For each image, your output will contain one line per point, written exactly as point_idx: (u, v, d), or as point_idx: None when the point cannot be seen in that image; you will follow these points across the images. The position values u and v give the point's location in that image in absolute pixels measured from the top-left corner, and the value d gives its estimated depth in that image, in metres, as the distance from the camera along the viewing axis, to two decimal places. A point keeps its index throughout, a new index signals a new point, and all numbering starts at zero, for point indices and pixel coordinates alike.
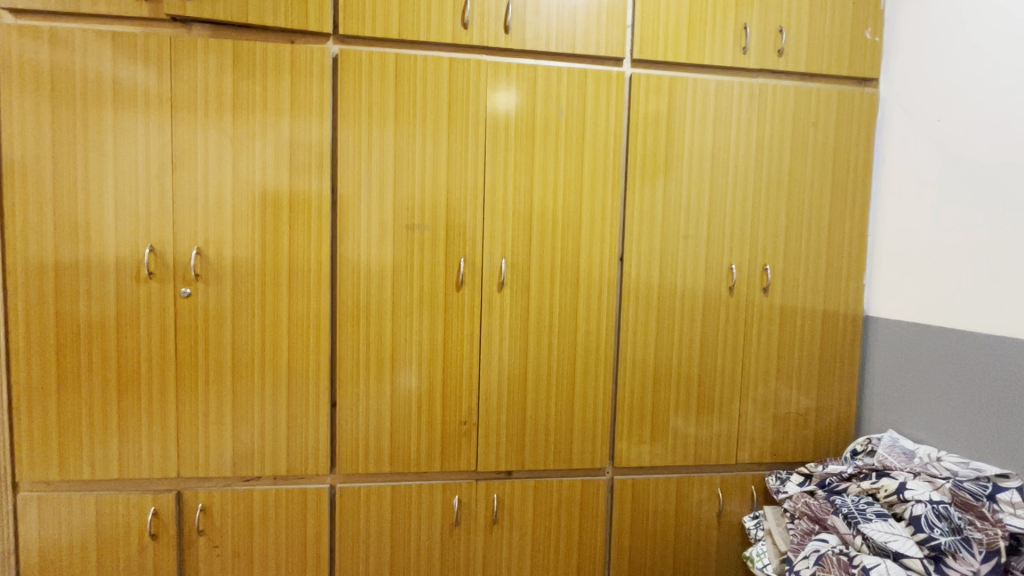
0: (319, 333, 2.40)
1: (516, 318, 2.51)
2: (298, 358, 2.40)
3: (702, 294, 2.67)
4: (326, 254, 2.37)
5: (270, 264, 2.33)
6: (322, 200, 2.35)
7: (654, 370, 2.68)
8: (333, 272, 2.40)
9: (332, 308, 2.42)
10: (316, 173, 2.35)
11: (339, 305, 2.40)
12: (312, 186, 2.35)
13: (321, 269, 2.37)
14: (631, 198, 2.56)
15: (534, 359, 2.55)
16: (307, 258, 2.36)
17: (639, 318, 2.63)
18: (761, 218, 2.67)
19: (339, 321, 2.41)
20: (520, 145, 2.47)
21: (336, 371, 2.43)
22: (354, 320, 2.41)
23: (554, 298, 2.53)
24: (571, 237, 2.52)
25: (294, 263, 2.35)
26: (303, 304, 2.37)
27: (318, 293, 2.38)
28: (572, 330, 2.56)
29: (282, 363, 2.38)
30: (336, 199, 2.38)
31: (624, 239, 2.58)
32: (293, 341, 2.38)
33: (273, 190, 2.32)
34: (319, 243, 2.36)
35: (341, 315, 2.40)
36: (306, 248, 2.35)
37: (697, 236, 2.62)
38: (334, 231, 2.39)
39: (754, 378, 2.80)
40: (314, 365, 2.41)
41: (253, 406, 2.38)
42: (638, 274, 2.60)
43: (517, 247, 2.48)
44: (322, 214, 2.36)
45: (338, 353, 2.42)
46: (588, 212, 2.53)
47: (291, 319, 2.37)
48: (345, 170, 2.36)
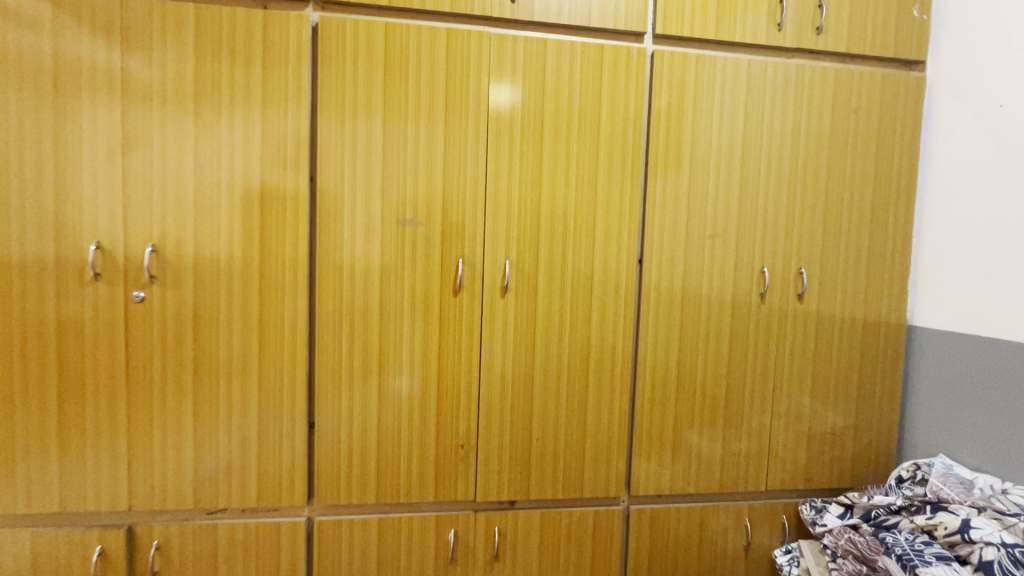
0: (296, 344, 2.09)
1: (522, 328, 2.21)
2: (272, 373, 2.08)
3: (730, 301, 2.38)
4: (305, 254, 2.06)
5: (239, 265, 2.02)
6: (299, 191, 2.04)
7: (676, 387, 2.39)
8: (313, 274, 2.09)
9: (311, 315, 2.11)
10: (292, 159, 2.04)
11: (318, 312, 2.09)
12: (288, 174, 2.04)
13: (299, 271, 2.06)
14: (652, 192, 2.26)
15: (542, 374, 2.25)
16: (282, 258, 2.05)
17: (659, 328, 2.33)
18: (796, 216, 2.38)
19: (319, 331, 2.09)
20: (527, 130, 2.17)
21: (316, 387, 2.12)
22: (337, 329, 2.10)
23: (566, 306, 2.23)
24: (585, 236, 2.22)
25: (267, 263, 2.04)
26: (277, 311, 2.06)
27: (294, 298, 2.07)
28: (584, 342, 2.26)
29: (252, 378, 2.07)
30: (316, 191, 2.08)
31: (644, 238, 2.29)
32: (265, 354, 2.07)
33: (242, 179, 2.01)
34: (297, 241, 2.05)
35: (321, 324, 2.09)
36: (281, 247, 2.04)
37: (725, 235, 2.33)
38: (313, 227, 2.09)
39: (785, 395, 2.51)
40: (290, 382, 2.10)
41: (218, 428, 2.07)
42: (659, 279, 2.30)
43: (523, 247, 2.18)
44: (300, 208, 2.05)
45: (317, 368, 2.11)
46: (604, 207, 2.23)
47: (263, 328, 2.06)
48: (327, 156, 2.06)
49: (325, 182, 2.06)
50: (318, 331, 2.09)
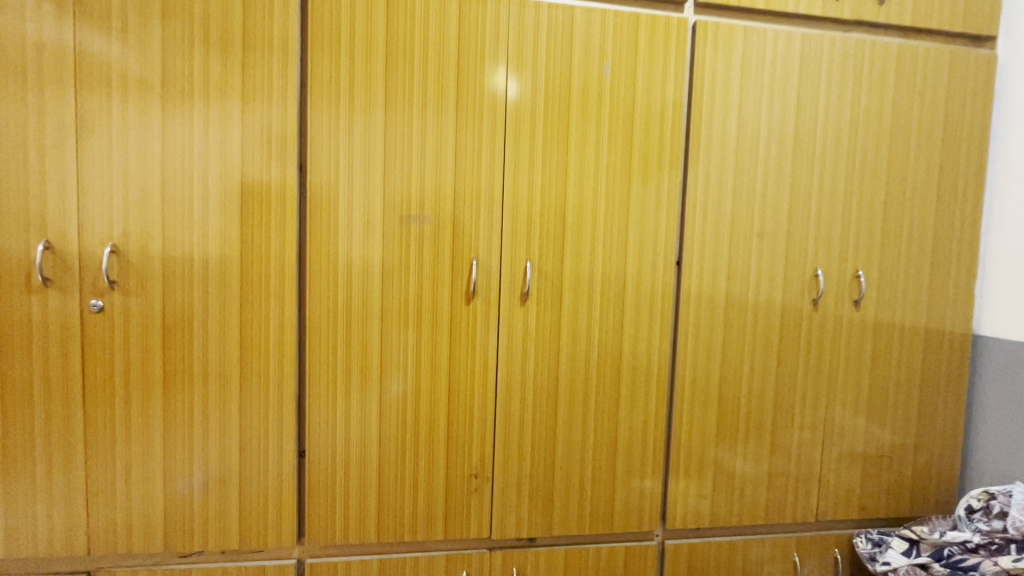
0: (283, 359, 1.79)
1: (544, 340, 1.92)
2: (254, 393, 1.79)
3: (779, 308, 2.10)
4: (294, 254, 1.77)
5: (215, 267, 1.73)
6: (287, 180, 1.75)
7: (717, 406, 2.11)
8: (302, 278, 1.80)
9: (301, 325, 1.81)
10: (278, 144, 1.74)
11: (309, 321, 1.79)
12: (273, 161, 1.74)
13: (286, 273, 1.77)
14: (693, 184, 1.98)
15: (567, 392, 1.96)
16: (266, 260, 1.75)
17: (699, 339, 2.05)
18: (853, 212, 2.10)
19: (309, 344, 1.80)
20: (551, 112, 1.88)
21: (306, 409, 1.83)
22: (330, 342, 1.81)
23: (595, 314, 1.94)
24: (617, 234, 1.94)
25: (249, 265, 1.74)
26: (260, 321, 1.77)
27: (281, 306, 1.77)
28: (616, 355, 1.98)
29: (232, 399, 1.78)
30: (306, 182, 1.78)
31: (683, 236, 2.00)
32: (248, 371, 1.78)
33: (219, 168, 1.71)
34: (284, 240, 1.76)
35: (312, 336, 1.80)
36: (264, 247, 1.75)
37: (775, 233, 2.05)
38: (303, 224, 1.79)
39: (837, 413, 2.24)
40: (276, 403, 1.80)
41: (192, 457, 1.77)
42: (700, 283, 2.02)
43: (546, 246, 1.89)
44: (287, 200, 1.75)
45: (309, 387, 1.82)
46: (639, 201, 1.95)
47: (244, 341, 1.77)
48: (319, 140, 1.76)
49: (316, 170, 1.76)
50: (309, 343, 1.80)
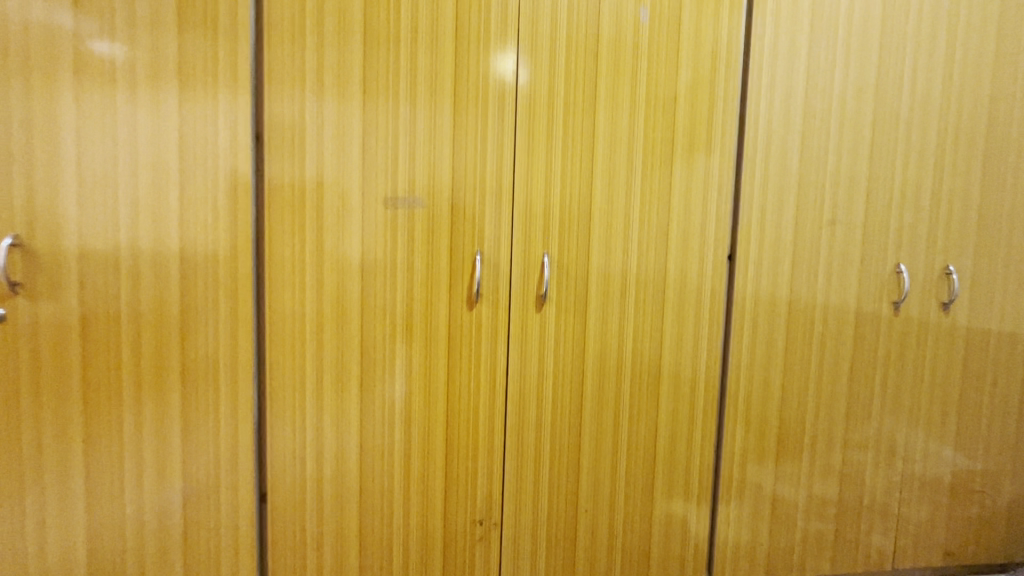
0: (237, 383, 1.40)
1: (567, 355, 1.55)
2: (199, 427, 1.38)
3: (852, 312, 1.71)
4: (248, 247, 1.37)
5: (145, 264, 1.33)
6: (238, 151, 1.36)
7: (775, 431, 1.73)
8: (259, 278, 1.40)
9: (260, 338, 1.42)
10: (226, 104, 1.35)
11: (270, 333, 1.41)
12: (219, 126, 1.35)
13: (239, 271, 1.37)
14: (748, 160, 1.61)
15: (594, 418, 1.59)
16: (211, 254, 1.35)
17: (756, 352, 1.67)
18: (943, 194, 1.72)
19: (270, 362, 1.42)
20: (576, 68, 1.49)
21: (268, 445, 1.44)
22: (298, 359, 1.43)
23: (629, 322, 1.56)
24: (657, 221, 1.55)
25: (189, 261, 1.34)
26: (205, 333, 1.37)
27: (233, 314, 1.37)
28: (654, 372, 1.60)
29: (170, 436, 1.37)
30: (263, 155, 1.39)
31: (738, 224, 1.62)
32: (191, 396, 1.37)
33: (150, 135, 1.32)
34: (236, 228, 1.36)
35: (275, 352, 1.42)
36: (210, 237, 1.35)
37: (849, 221, 1.67)
38: (260, 207, 1.39)
39: (918, 439, 1.85)
40: (229, 439, 1.40)
41: (118, 512, 1.36)
42: (757, 282, 1.64)
43: (569, 237, 1.51)
44: (239, 177, 1.36)
45: (271, 415, 1.43)
46: (683, 179, 1.57)
47: (186, 361, 1.36)
48: (281, 101, 1.38)
49: (278, 140, 1.38)
50: (270, 361, 1.42)
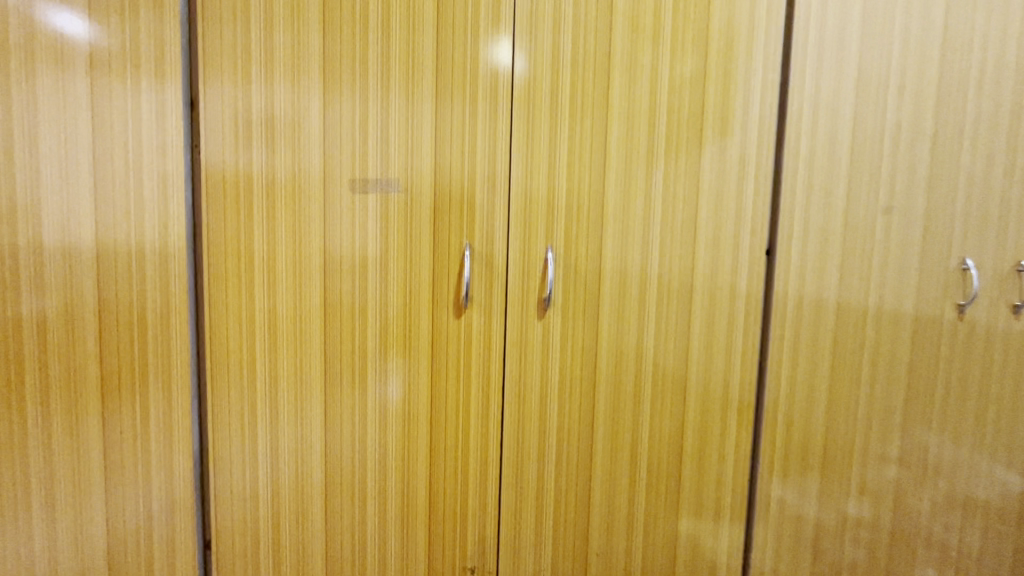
0: (171, 408, 1.14)
1: (575, 370, 1.29)
2: (127, 462, 1.13)
3: (910, 316, 1.46)
4: (181, 242, 1.10)
5: (50, 262, 1.05)
6: (168, 123, 1.09)
7: (820, 457, 1.47)
8: (196, 280, 1.14)
9: (199, 353, 1.16)
10: (151, 64, 1.08)
11: (211, 347, 1.15)
12: (143, 92, 1.07)
13: (171, 272, 1.11)
14: (790, 136, 1.35)
15: (608, 444, 1.33)
16: (135, 251, 1.08)
17: (798, 364, 1.41)
18: (1014, 178, 1.46)
19: (212, 381, 1.16)
20: (586, 24, 1.23)
21: (210, 481, 1.19)
22: (246, 377, 1.18)
23: (650, 329, 1.31)
24: (684, 209, 1.29)
25: (107, 259, 1.07)
26: (131, 348, 1.10)
27: (165, 324, 1.12)
28: (679, 390, 1.34)
29: (89, 472, 1.11)
30: (198, 127, 1.12)
31: (778, 213, 1.36)
32: (113, 425, 1.11)
33: (53, 98, 1.04)
34: (165, 218, 1.09)
35: (217, 369, 1.16)
36: (131, 230, 1.08)
37: (907, 209, 1.42)
38: (195, 193, 1.12)
39: (982, 463, 1.59)
40: (161, 476, 1.15)
41: (26, 570, 1.11)
42: (800, 281, 1.38)
43: (578, 227, 1.25)
44: (168, 154, 1.09)
45: (215, 447, 1.18)
46: (715, 159, 1.31)
47: (106, 383, 1.10)
48: (221, 63, 1.12)
49: (217, 110, 1.12)
50: (211, 381, 1.16)
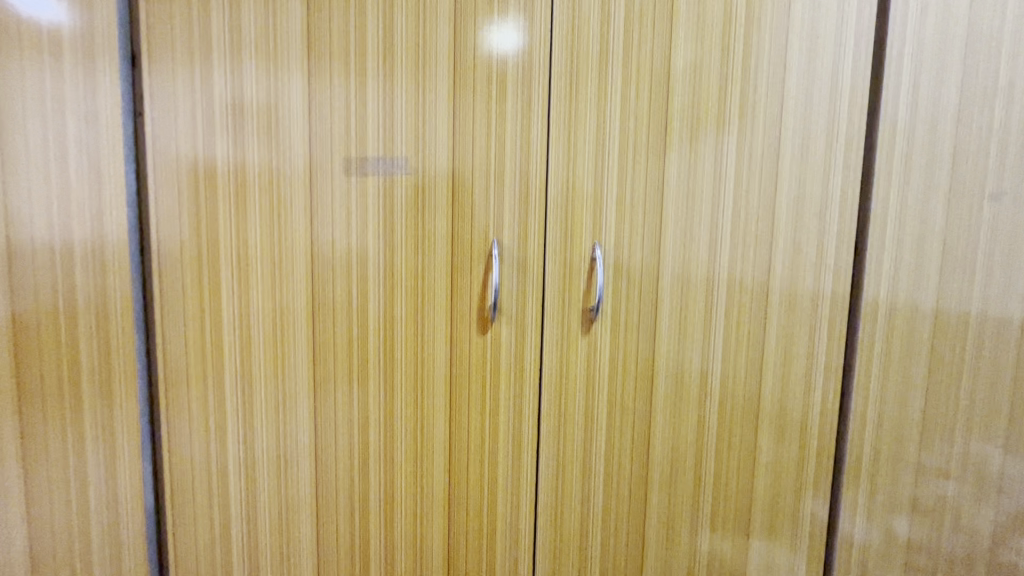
0: (117, 457, 0.88)
1: (625, 395, 1.05)
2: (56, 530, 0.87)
3: (1017, 322, 1.22)
4: (122, 240, 0.84)
5: None
6: (99, 81, 0.81)
7: (911, 492, 1.23)
8: (142, 289, 0.87)
9: (151, 384, 0.90)
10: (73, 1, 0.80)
11: (164, 376, 0.89)
12: (64, 38, 0.80)
13: (109, 281, 0.84)
14: (887, 102, 1.09)
15: (665, 485, 1.09)
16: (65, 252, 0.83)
17: (893, 383, 1.16)
18: None
19: (170, 419, 0.90)
20: None
21: (168, 549, 0.93)
22: (214, 414, 0.92)
23: (715, 343, 1.06)
24: (759, 193, 1.04)
25: (21, 264, 0.81)
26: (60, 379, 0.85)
27: (104, 348, 0.85)
28: (751, 417, 1.10)
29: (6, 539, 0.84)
30: (140, 88, 0.84)
31: (872, 199, 1.11)
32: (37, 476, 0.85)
33: None
34: (99, 209, 0.82)
35: (176, 404, 0.90)
36: (52, 222, 0.81)
37: (1019, 193, 1.17)
38: (139, 177, 0.85)
39: None
40: (103, 550, 0.88)
41: None
42: (895, 282, 1.13)
43: (631, 218, 1.00)
44: (101, 124, 0.82)
45: (174, 503, 0.92)
46: (798, 130, 1.05)
47: (26, 425, 0.83)
48: (169, 2, 0.84)
49: (166, 65, 0.85)
50: (167, 421, 0.90)
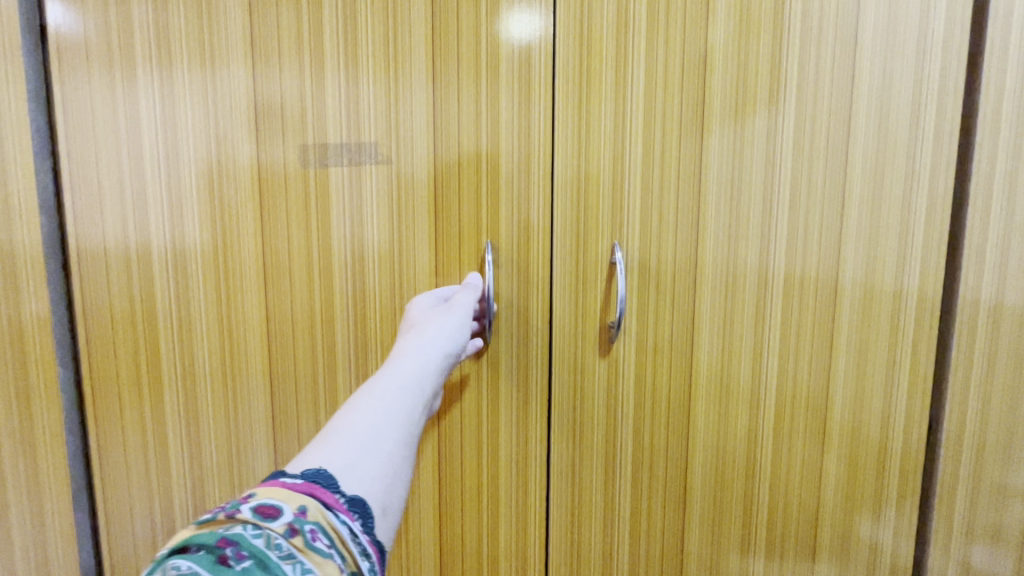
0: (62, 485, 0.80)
1: (656, 425, 0.85)
2: (13, 560, 0.82)
3: None
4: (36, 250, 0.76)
5: None
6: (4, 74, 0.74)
7: None
8: (72, 307, 0.79)
9: (82, 406, 0.80)
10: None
11: (96, 396, 0.80)
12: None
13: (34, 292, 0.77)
14: (997, 26, 0.79)
15: (707, 532, 0.89)
16: (7, 262, 0.76)
17: (1010, 411, 0.88)
18: None
19: (108, 451, 0.81)
20: None
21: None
22: (157, 442, 0.80)
23: (770, 363, 0.85)
24: (822, 171, 0.82)
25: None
26: (8, 400, 0.79)
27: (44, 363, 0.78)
28: (814, 446, 0.89)
29: None
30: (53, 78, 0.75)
31: (991, 169, 0.82)
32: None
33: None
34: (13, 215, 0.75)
35: (110, 429, 0.80)
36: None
37: None
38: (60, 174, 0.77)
39: None
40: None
41: None
42: (1014, 281, 0.85)
43: (658, 210, 0.80)
44: (9, 121, 0.75)
45: (121, 534, 0.82)
46: (876, 86, 0.81)
47: None
48: None
49: (77, 46, 0.74)
50: (103, 448, 0.80)
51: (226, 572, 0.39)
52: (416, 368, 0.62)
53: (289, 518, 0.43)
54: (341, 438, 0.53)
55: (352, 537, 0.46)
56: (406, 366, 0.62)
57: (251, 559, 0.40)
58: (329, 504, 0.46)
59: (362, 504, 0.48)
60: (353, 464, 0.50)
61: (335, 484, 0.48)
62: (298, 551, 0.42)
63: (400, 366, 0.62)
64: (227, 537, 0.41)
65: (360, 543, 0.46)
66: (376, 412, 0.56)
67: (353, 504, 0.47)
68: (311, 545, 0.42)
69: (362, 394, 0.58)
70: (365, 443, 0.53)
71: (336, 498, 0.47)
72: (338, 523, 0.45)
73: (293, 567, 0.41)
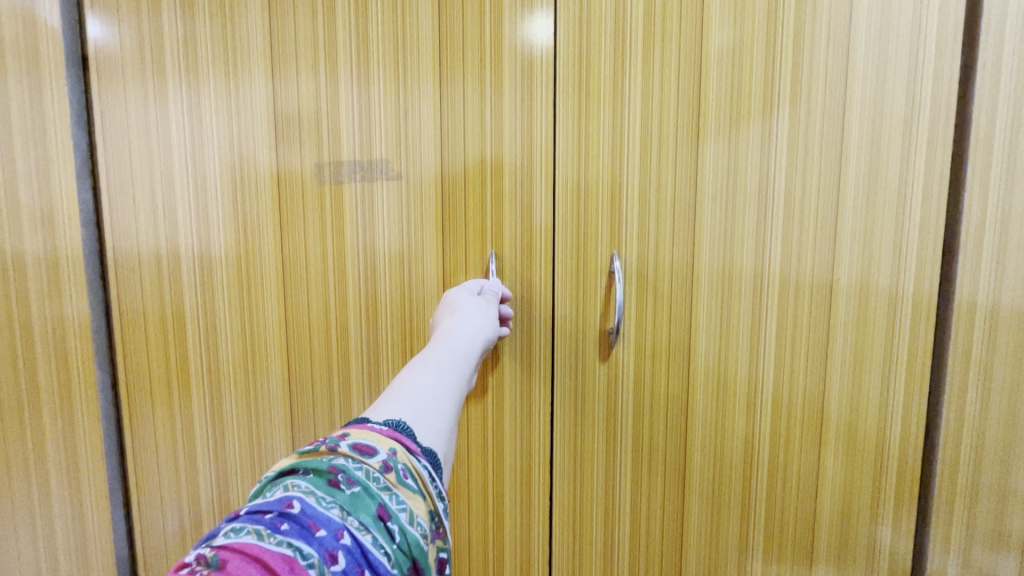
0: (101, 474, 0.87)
1: (655, 424, 0.88)
2: (54, 545, 0.88)
3: None
4: (77, 259, 0.83)
5: None
6: (47, 99, 0.80)
7: None
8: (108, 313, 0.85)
9: (117, 404, 0.87)
10: (53, 13, 0.79)
11: (129, 395, 0.86)
12: (43, 49, 0.80)
13: (77, 298, 0.83)
14: (991, 28, 0.80)
15: (704, 528, 0.92)
16: (49, 270, 0.83)
17: (1008, 414, 0.89)
18: None
19: (140, 444, 0.86)
20: None
21: (139, 564, 0.89)
22: (184, 438, 0.86)
23: (766, 365, 0.88)
24: (816, 180, 0.84)
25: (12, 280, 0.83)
26: (50, 398, 0.85)
27: (85, 365, 0.85)
28: (810, 446, 0.91)
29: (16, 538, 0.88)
30: (92, 103, 0.82)
31: (986, 176, 0.83)
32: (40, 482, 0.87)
33: None
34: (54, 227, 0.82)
35: (142, 425, 0.86)
36: (39, 237, 0.83)
37: None
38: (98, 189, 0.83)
39: None
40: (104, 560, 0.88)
41: None
42: (1010, 283, 0.86)
43: (655, 219, 0.83)
44: (55, 142, 0.81)
45: (152, 523, 0.88)
46: (869, 97, 0.83)
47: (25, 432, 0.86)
48: (111, 5, 0.80)
49: (115, 73, 0.81)
50: (136, 442, 0.87)
51: (338, 495, 0.42)
52: (464, 344, 0.66)
53: (383, 457, 0.45)
54: (409, 395, 0.55)
55: (430, 481, 0.47)
56: (453, 345, 0.66)
57: (358, 487, 0.43)
58: (413, 450, 0.47)
59: (435, 454, 0.49)
60: (424, 417, 0.52)
61: (414, 433, 0.49)
62: (393, 485, 0.44)
63: (447, 344, 0.66)
64: (334, 465, 0.44)
65: (437, 486, 0.47)
66: (435, 377, 0.59)
67: (429, 452, 0.49)
68: (403, 481, 0.44)
69: (418, 363, 0.61)
70: (430, 400, 0.55)
71: (416, 445, 0.48)
72: (421, 466, 0.47)
73: (390, 497, 0.43)
